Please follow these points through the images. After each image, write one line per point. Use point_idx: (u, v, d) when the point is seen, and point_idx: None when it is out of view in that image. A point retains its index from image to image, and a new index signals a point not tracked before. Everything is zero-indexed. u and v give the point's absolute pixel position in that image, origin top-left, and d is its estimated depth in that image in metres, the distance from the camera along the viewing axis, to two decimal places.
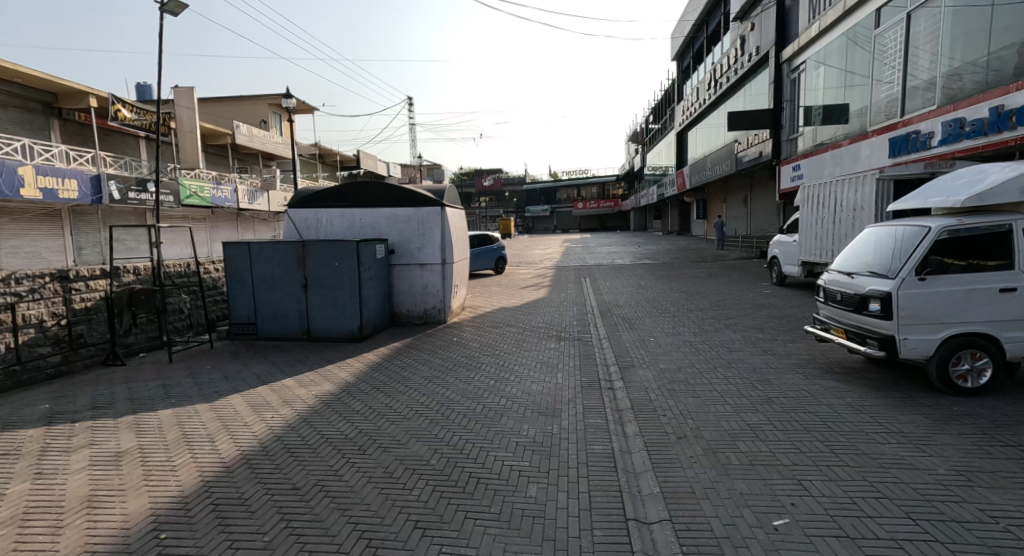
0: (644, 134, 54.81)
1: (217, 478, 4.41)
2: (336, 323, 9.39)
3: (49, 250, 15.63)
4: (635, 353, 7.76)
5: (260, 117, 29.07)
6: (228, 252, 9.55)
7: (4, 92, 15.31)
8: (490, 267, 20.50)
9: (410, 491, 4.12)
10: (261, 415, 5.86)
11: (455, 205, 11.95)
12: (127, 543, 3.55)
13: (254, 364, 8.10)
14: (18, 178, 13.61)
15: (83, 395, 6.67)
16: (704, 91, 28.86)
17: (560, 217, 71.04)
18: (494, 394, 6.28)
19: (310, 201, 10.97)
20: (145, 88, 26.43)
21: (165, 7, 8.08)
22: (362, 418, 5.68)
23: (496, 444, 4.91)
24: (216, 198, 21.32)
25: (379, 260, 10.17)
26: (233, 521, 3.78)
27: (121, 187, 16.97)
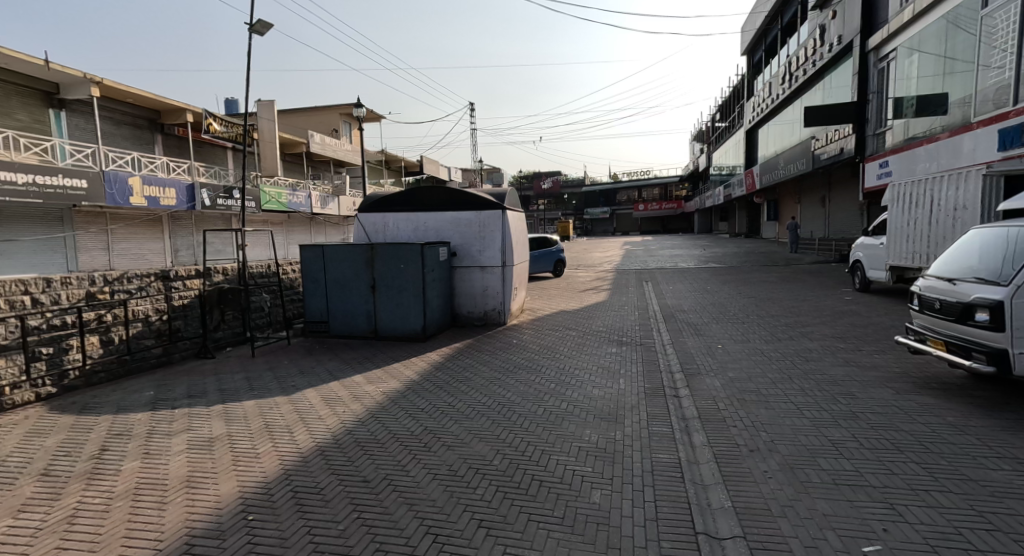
0: (710, 132, 52.83)
1: (296, 467, 4.67)
2: (402, 323, 9.70)
3: (151, 252, 17.14)
4: (702, 360, 7.50)
5: (332, 126, 30.58)
6: (304, 254, 10.12)
7: (117, 111, 17.01)
8: (549, 270, 20.46)
9: (475, 490, 4.18)
10: (333, 410, 6.14)
11: (517, 207, 12.03)
12: (221, 522, 3.83)
13: (327, 361, 8.52)
14: (128, 188, 15.08)
15: (181, 384, 7.27)
16: (778, 85, 27.47)
17: (621, 219, 69.84)
18: (555, 398, 6.27)
19: (379, 205, 11.43)
20: (232, 102, 28.57)
21: (253, 26, 8.67)
22: (427, 416, 5.83)
23: (558, 448, 4.89)
24: (292, 203, 22.61)
25: (442, 262, 10.40)
26: (311, 508, 3.98)
27: (213, 194, 18.38)
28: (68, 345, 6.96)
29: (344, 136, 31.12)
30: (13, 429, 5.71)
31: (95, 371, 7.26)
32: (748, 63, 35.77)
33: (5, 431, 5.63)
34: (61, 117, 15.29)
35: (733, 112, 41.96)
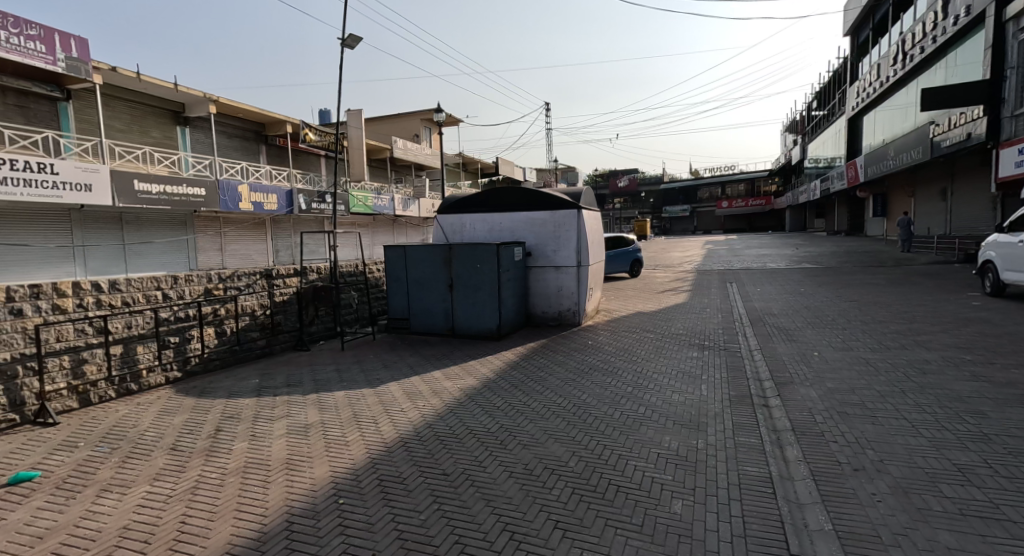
0: (805, 122, 49.16)
1: (381, 456, 4.88)
2: (478, 322, 9.86)
3: (257, 252, 18.66)
4: (795, 368, 6.98)
5: (413, 132, 31.78)
6: (387, 255, 10.60)
7: (229, 126, 18.71)
8: (625, 270, 19.97)
9: (551, 490, 4.16)
10: (415, 403, 6.37)
11: (593, 207, 11.86)
12: (315, 503, 4.08)
13: (409, 356, 8.84)
14: (237, 195, 16.48)
15: (282, 374, 7.85)
16: (887, 67, 25.04)
17: (702, 217, 66.94)
18: (632, 402, 6.11)
19: (456, 207, 11.74)
20: (325, 113, 30.54)
21: (345, 41, 9.18)
22: (503, 413, 5.89)
23: (636, 453, 4.74)
24: (377, 206, 23.66)
25: (516, 263, 10.47)
26: (395, 497, 4.14)
27: (309, 197, 19.50)
28: (190, 335, 7.72)
29: (424, 140, 32.21)
30: (148, 407, 6.44)
31: (211, 359, 8.01)
32: (852, 44, 32.84)
33: (142, 409, 6.37)
34: (185, 133, 17.01)
35: (833, 99, 38.76)
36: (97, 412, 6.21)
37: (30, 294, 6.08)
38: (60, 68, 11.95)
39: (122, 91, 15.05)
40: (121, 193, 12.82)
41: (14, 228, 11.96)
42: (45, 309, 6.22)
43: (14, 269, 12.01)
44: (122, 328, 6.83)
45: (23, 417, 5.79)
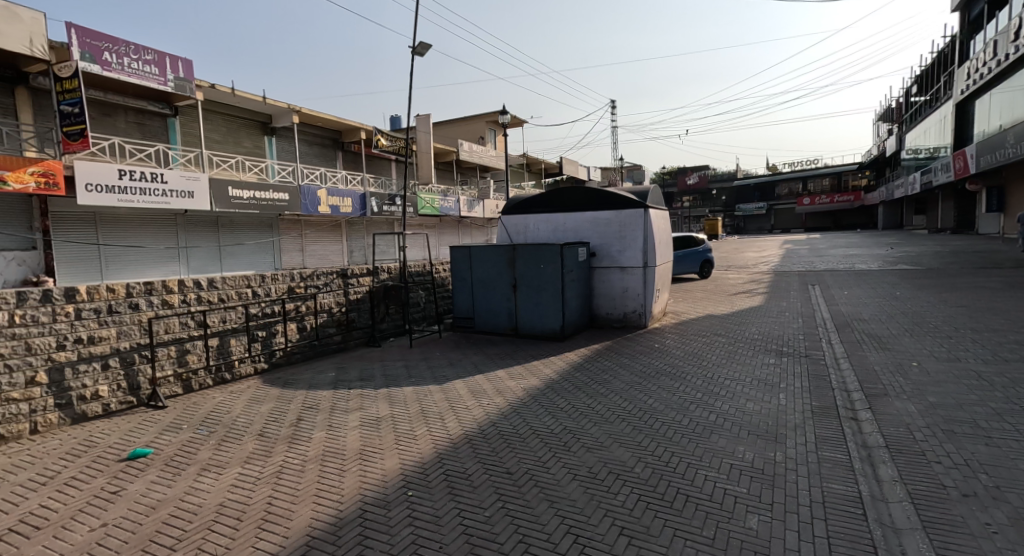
0: (903, 110, 45.10)
1: (448, 452, 4.97)
2: (541, 322, 9.83)
3: (334, 253, 19.63)
4: (889, 380, 6.40)
5: (478, 134, 32.25)
6: (453, 255, 10.81)
7: (309, 134, 19.82)
8: (695, 271, 19.26)
9: (616, 495, 4.05)
10: (480, 401, 6.44)
11: (661, 206, 11.49)
12: (386, 494, 4.22)
13: (474, 355, 8.96)
14: (316, 199, 17.34)
15: (356, 368, 8.21)
16: (1005, 45, 22.44)
17: (779, 215, 63.29)
18: (702, 408, 5.85)
19: (521, 207, 11.82)
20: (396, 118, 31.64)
21: (416, 48, 9.46)
22: (566, 415, 5.82)
23: (707, 463, 4.53)
24: (443, 208, 24.11)
25: (581, 263, 10.34)
26: (460, 492, 4.19)
27: (380, 200, 20.24)
28: (275, 330, 8.22)
29: (490, 142, 32.58)
30: (240, 395, 6.94)
31: (293, 352, 8.52)
32: (962, 22, 29.74)
33: (234, 396, 6.87)
34: (272, 142, 18.19)
35: (937, 84, 35.30)
36: (198, 398, 6.79)
37: (144, 289, 6.60)
38: (170, 88, 13.06)
39: (219, 106, 16.33)
40: (217, 199, 13.87)
41: (133, 230, 13.36)
42: (156, 303, 6.75)
43: (133, 267, 13.34)
44: (218, 322, 7.39)
45: (138, 399, 6.47)
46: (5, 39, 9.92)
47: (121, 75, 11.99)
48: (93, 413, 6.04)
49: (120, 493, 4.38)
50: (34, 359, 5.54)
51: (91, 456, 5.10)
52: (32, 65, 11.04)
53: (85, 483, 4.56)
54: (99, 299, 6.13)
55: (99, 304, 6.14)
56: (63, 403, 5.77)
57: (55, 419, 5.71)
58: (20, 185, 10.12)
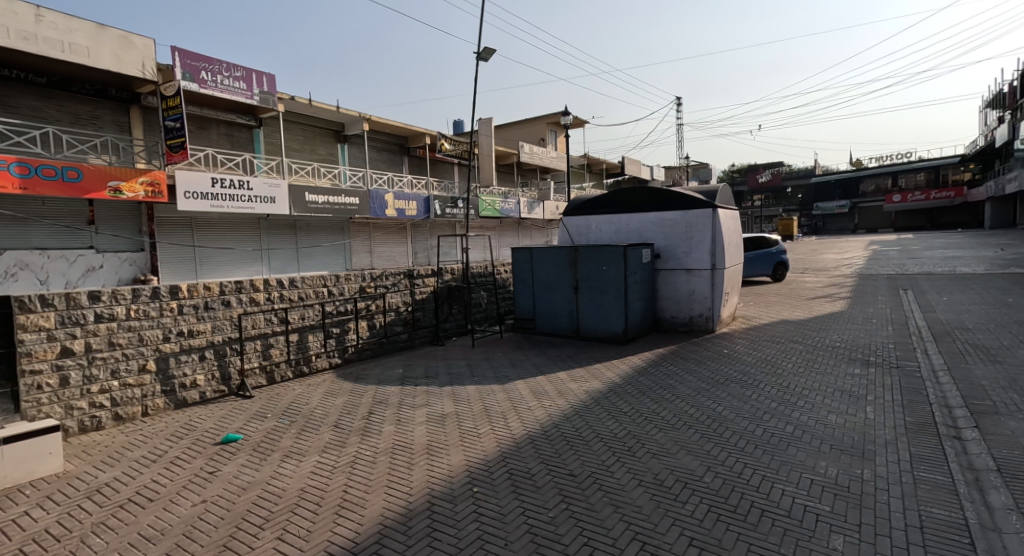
0: (1015, 95, 40.58)
1: (511, 451, 5.07)
2: (603, 325, 9.75)
3: (400, 254, 20.37)
4: (999, 397, 5.83)
5: (539, 136, 32.35)
6: (515, 256, 10.95)
7: (377, 141, 20.69)
8: (768, 273, 18.37)
9: (684, 504, 3.99)
10: (542, 402, 6.51)
11: (731, 206, 11.07)
12: (453, 489, 4.37)
13: (536, 356, 9.04)
14: (384, 203, 17.96)
15: (421, 365, 8.53)
16: None
17: (864, 214, 58.94)
18: (777, 419, 5.61)
19: (583, 209, 11.86)
20: (459, 123, 32.40)
21: (480, 53, 9.68)
22: (630, 419, 5.77)
23: (784, 476, 4.36)
24: (505, 210, 23.97)
25: (644, 265, 10.17)
26: (524, 492, 4.27)
27: (444, 202, 20.64)
28: (348, 327, 8.68)
29: (551, 144, 32.57)
30: (317, 388, 7.39)
31: (364, 349, 8.95)
32: None
33: (312, 388, 7.35)
34: (344, 149, 19.15)
35: None
36: (280, 389, 7.31)
37: (235, 288, 7.15)
38: (256, 101, 14.04)
39: (297, 116, 17.40)
40: (296, 204, 14.73)
41: (223, 233, 14.49)
42: (244, 301, 7.29)
43: (223, 267, 14.50)
44: (298, 319, 7.89)
45: (229, 388, 7.05)
46: (121, 64, 11.08)
47: (215, 91, 13.05)
48: (192, 399, 6.64)
49: (216, 474, 4.81)
50: (145, 349, 6.19)
51: (191, 438, 5.63)
52: (143, 86, 12.23)
53: (186, 463, 5.04)
54: (198, 296, 6.71)
55: (197, 301, 6.72)
56: (167, 389, 6.40)
57: (162, 403, 6.34)
58: (133, 194, 11.29)
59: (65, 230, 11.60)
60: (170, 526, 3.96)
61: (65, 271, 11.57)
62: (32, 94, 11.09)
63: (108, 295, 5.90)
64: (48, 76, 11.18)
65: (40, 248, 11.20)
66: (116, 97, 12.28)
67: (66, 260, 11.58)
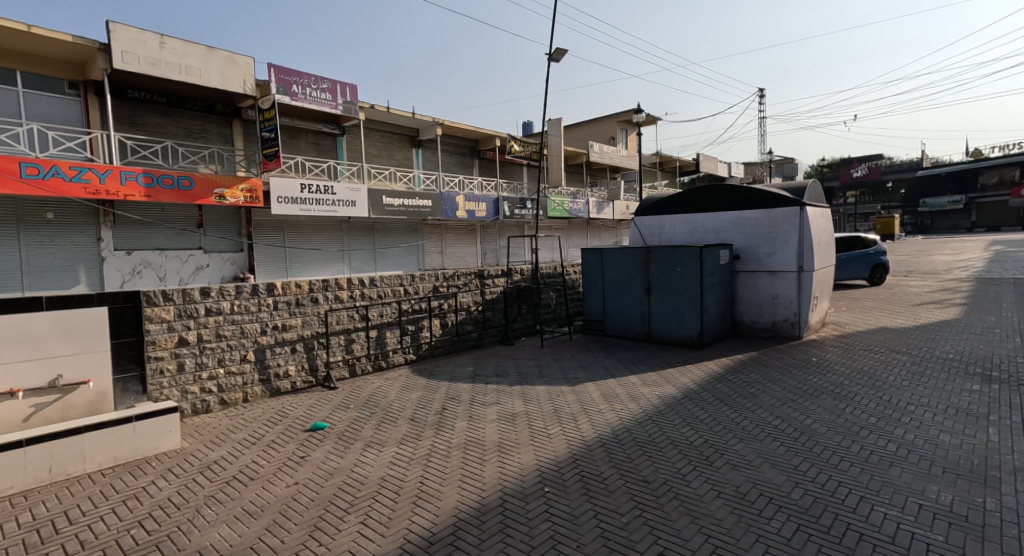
0: None
1: (582, 453, 5.09)
2: (676, 328, 9.50)
3: (470, 254, 20.86)
4: None
5: (609, 135, 31.87)
6: (585, 257, 10.94)
7: (450, 145, 21.30)
8: (864, 276, 17.06)
9: (769, 520, 3.84)
10: (612, 405, 6.46)
11: (820, 203, 10.37)
12: (525, 487, 4.46)
13: (605, 358, 8.97)
14: (454, 204, 18.45)
15: (491, 364, 8.73)
16: None
17: (978, 210, 52.97)
18: (876, 436, 5.24)
19: (656, 208, 11.68)
20: (529, 124, 32.66)
21: (552, 55, 9.74)
22: (707, 427, 5.61)
23: (886, 499, 4.07)
24: (573, 210, 23.76)
25: (722, 267, 9.79)
26: (596, 495, 4.28)
27: (512, 204, 20.77)
28: (422, 325, 9.03)
29: (621, 142, 31.98)
30: (393, 382, 7.75)
31: (436, 346, 9.28)
32: None
33: (389, 382, 7.74)
34: (419, 153, 19.87)
35: None
36: (361, 382, 7.76)
37: (322, 286, 7.67)
38: (340, 110, 14.91)
39: (376, 124, 18.29)
40: (374, 207, 15.47)
41: (310, 235, 15.49)
42: (330, 298, 7.78)
43: (309, 267, 15.51)
44: (376, 316, 8.33)
45: (316, 379, 7.57)
46: (227, 82, 12.17)
47: (305, 103, 14.00)
48: (284, 388, 7.19)
49: (306, 458, 5.20)
50: (245, 341, 6.80)
51: (284, 425, 6.12)
52: (244, 101, 13.44)
53: (281, 447, 5.49)
54: (290, 293, 7.28)
55: (289, 297, 7.29)
56: (264, 378, 6.98)
57: (259, 391, 6.92)
58: (234, 200, 12.40)
59: (180, 232, 12.89)
60: (268, 504, 4.34)
61: (178, 270, 12.88)
62: (153, 111, 12.44)
63: (216, 291, 6.55)
64: (168, 95, 12.51)
65: (159, 249, 12.52)
66: (222, 112, 13.51)
67: (179, 259, 12.88)
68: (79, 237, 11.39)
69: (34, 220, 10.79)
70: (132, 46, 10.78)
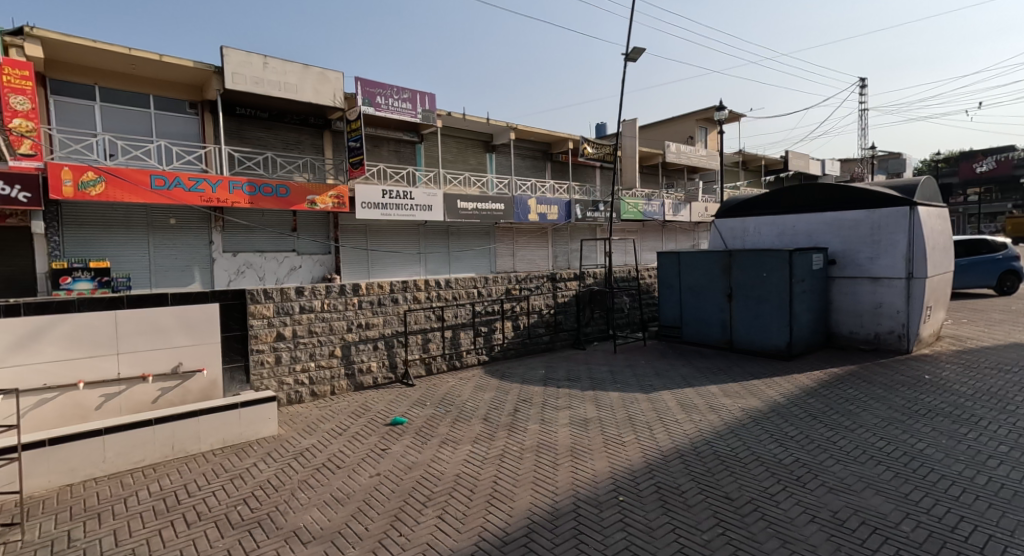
0: None
1: (658, 464, 4.97)
2: (761, 336, 9.01)
3: (541, 258, 20.93)
4: None
5: (688, 134, 30.75)
6: (662, 261, 10.72)
7: (523, 148, 21.51)
8: (991, 285, 15.37)
9: (871, 551, 3.57)
10: (690, 416, 6.25)
11: (935, 203, 9.38)
12: (598, 494, 4.44)
13: (682, 366, 8.68)
14: (526, 208, 18.61)
15: (563, 368, 8.71)
16: None
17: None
18: (1005, 467, 4.69)
19: (740, 210, 11.24)
20: (602, 126, 32.28)
21: (628, 54, 9.60)
22: (799, 445, 5.29)
23: (1017, 539, 3.65)
24: (648, 212, 23.11)
25: (815, 272, 9.17)
26: (674, 508, 4.17)
27: (584, 207, 20.53)
28: (495, 327, 9.21)
29: (700, 141, 30.73)
30: (467, 382, 7.96)
31: (508, 348, 9.40)
32: None
33: (463, 382, 7.95)
34: (492, 158, 20.24)
35: None
36: (436, 380, 8.03)
37: (402, 287, 8.02)
38: (419, 119, 15.50)
39: (452, 130, 18.85)
40: (450, 211, 15.92)
41: (390, 238, 16.23)
42: (409, 299, 8.12)
43: (389, 268, 16.26)
44: (452, 316, 8.59)
45: (395, 375, 7.92)
46: (319, 96, 13.05)
47: (388, 113, 14.70)
48: (367, 383, 7.60)
49: (387, 451, 5.48)
50: (333, 337, 7.27)
51: (367, 418, 6.46)
52: (334, 112, 14.34)
53: (364, 439, 5.81)
54: (373, 293, 7.69)
55: (372, 297, 7.70)
56: (349, 373, 7.41)
57: (344, 386, 7.35)
58: (324, 205, 13.23)
59: (277, 235, 13.97)
60: (353, 492, 4.62)
61: (276, 270, 13.94)
62: (257, 126, 13.58)
63: (309, 290, 7.05)
64: (269, 111, 13.57)
65: (260, 250, 13.65)
66: (314, 124, 14.49)
67: (277, 260, 13.94)
68: (194, 240, 12.65)
69: (159, 225, 12.10)
70: (241, 68, 11.87)
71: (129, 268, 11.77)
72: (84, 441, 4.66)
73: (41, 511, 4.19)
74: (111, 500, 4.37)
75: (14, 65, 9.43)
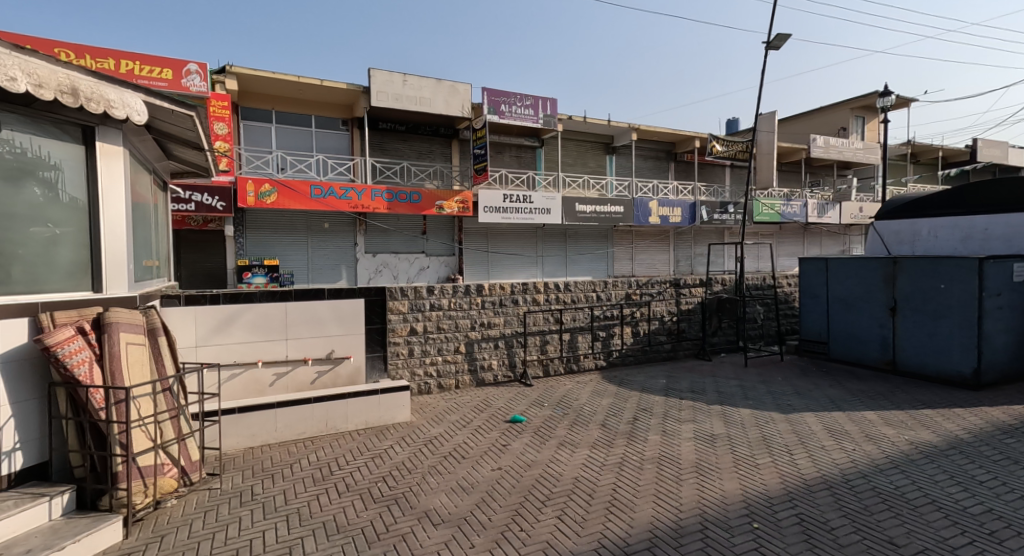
0: None
1: (800, 492, 4.54)
2: (936, 359, 7.81)
3: (662, 262, 20.15)
4: None
5: (838, 126, 27.61)
6: (805, 268, 9.82)
7: (646, 150, 20.93)
8: None
9: None
10: (840, 444, 5.61)
11: None
12: (729, 517, 4.18)
13: (827, 387, 7.83)
14: (647, 210, 18.00)
15: (686, 379, 8.32)
16: None
17: None
18: None
19: (909, 210, 9.93)
20: (734, 121, 30.29)
21: (770, 43, 8.93)
22: (989, 494, 4.48)
23: None
24: (785, 214, 21.16)
25: (1015, 286, 7.70)
26: (821, 545, 3.78)
27: (712, 208, 19.24)
28: (615, 332, 9.07)
29: (854, 133, 27.36)
30: (585, 386, 7.94)
31: (627, 354, 9.20)
32: None
33: (581, 386, 7.95)
34: (612, 160, 19.96)
35: None
36: (554, 382, 8.11)
37: (522, 289, 8.24)
38: (540, 124, 15.69)
39: (573, 134, 18.92)
40: (568, 214, 15.96)
41: (510, 241, 16.72)
42: (528, 301, 8.31)
43: (508, 270, 16.72)
44: (570, 319, 8.62)
45: (514, 374, 8.14)
46: (450, 107, 13.85)
47: (512, 120, 15.13)
48: (488, 380, 7.91)
49: (508, 448, 5.66)
50: (459, 334, 7.69)
51: (489, 414, 6.72)
52: (462, 122, 15.13)
53: (487, 434, 6.06)
54: (496, 294, 7.99)
55: (495, 297, 8.00)
56: (472, 369, 7.78)
57: (467, 381, 7.73)
58: (451, 210, 14.05)
59: (410, 238, 15.07)
60: (477, 484, 4.83)
61: (408, 270, 15.05)
62: (396, 138, 14.83)
63: (440, 288, 7.53)
64: (406, 124, 14.70)
65: (395, 251, 14.84)
66: (445, 134, 15.41)
67: (409, 261, 15.03)
68: (342, 242, 14.12)
69: (315, 229, 13.71)
70: (385, 86, 13.05)
71: (293, 266, 13.50)
72: (262, 413, 5.43)
73: (232, 466, 4.96)
74: (282, 464, 5.04)
75: (218, 98, 11.13)
